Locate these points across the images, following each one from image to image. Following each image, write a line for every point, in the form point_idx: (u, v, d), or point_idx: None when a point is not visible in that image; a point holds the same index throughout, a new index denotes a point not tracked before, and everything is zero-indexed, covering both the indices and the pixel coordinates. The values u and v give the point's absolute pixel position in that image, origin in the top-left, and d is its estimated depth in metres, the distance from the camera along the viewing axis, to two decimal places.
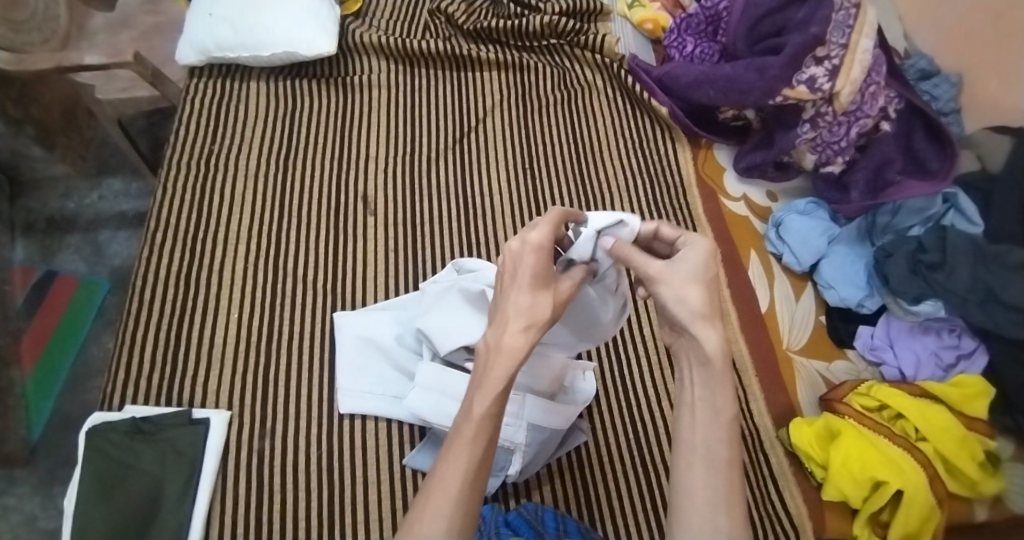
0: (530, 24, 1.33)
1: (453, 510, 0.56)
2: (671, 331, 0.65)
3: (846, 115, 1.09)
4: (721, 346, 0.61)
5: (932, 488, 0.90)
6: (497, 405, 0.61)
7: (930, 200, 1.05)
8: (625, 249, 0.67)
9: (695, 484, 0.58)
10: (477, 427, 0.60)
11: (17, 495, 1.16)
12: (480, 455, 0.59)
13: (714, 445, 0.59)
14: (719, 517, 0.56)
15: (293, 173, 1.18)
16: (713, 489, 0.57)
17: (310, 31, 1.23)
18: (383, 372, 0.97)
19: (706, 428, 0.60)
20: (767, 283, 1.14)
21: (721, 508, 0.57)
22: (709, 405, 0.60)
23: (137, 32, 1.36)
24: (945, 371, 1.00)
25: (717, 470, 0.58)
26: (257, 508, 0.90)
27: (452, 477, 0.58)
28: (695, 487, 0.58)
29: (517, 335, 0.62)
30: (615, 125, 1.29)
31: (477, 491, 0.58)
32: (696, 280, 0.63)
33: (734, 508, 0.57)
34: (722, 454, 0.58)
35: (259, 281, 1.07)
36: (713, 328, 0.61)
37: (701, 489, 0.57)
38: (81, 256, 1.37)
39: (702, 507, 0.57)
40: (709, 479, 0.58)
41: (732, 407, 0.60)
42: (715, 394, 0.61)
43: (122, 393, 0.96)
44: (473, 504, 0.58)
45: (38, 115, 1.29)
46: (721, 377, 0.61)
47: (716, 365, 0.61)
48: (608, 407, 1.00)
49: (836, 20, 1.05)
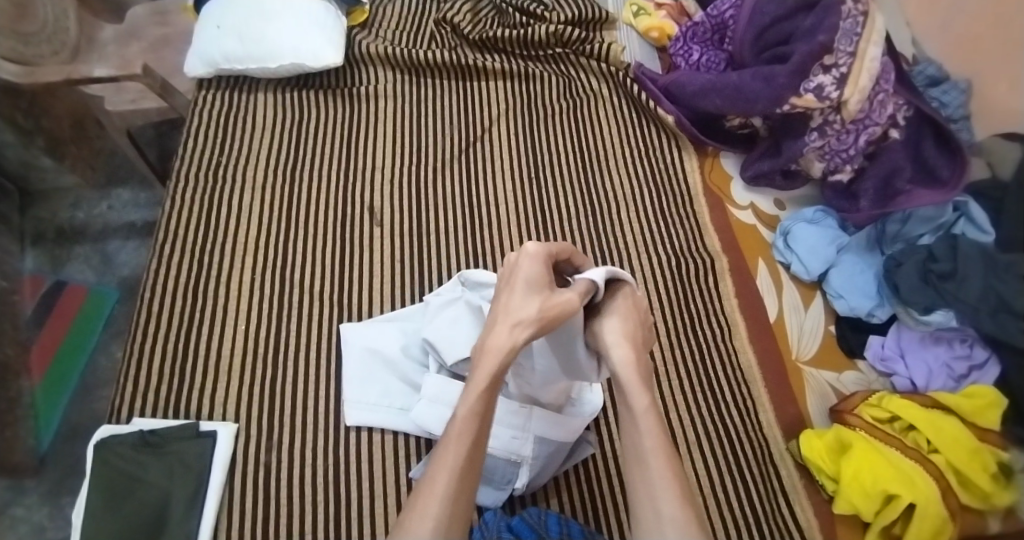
0: (536, 33, 1.33)
1: (442, 506, 0.60)
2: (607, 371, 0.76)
3: (855, 122, 1.08)
4: (625, 353, 0.70)
5: (946, 501, 0.88)
6: (482, 402, 0.65)
7: (941, 208, 1.04)
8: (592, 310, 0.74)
9: (636, 479, 0.65)
10: (465, 424, 0.64)
11: (25, 504, 1.16)
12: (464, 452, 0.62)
13: (640, 439, 0.67)
14: (659, 501, 0.63)
15: (299, 184, 1.18)
16: (650, 479, 0.64)
17: (317, 42, 1.23)
18: (388, 383, 0.97)
19: (631, 428, 0.68)
20: (776, 294, 1.13)
21: (658, 492, 0.63)
22: (627, 406, 0.69)
23: (146, 44, 1.36)
24: (957, 381, 0.99)
25: (647, 459, 0.65)
26: (264, 521, 0.89)
27: (442, 475, 0.61)
28: (636, 483, 0.65)
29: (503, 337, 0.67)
30: (621, 134, 1.29)
31: (466, 489, 0.62)
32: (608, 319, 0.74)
33: (669, 486, 0.63)
34: (647, 444, 0.66)
35: (266, 292, 1.07)
36: (617, 344, 0.71)
37: (642, 482, 0.65)
38: (90, 267, 1.38)
39: (644, 500, 0.64)
40: (643, 470, 0.65)
41: (646, 403, 0.68)
42: (628, 395, 0.69)
43: (129, 405, 0.96)
44: (461, 500, 0.61)
45: (47, 126, 1.30)
46: (632, 381, 0.69)
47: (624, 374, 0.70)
48: (616, 420, 0.99)
49: (844, 28, 1.04)
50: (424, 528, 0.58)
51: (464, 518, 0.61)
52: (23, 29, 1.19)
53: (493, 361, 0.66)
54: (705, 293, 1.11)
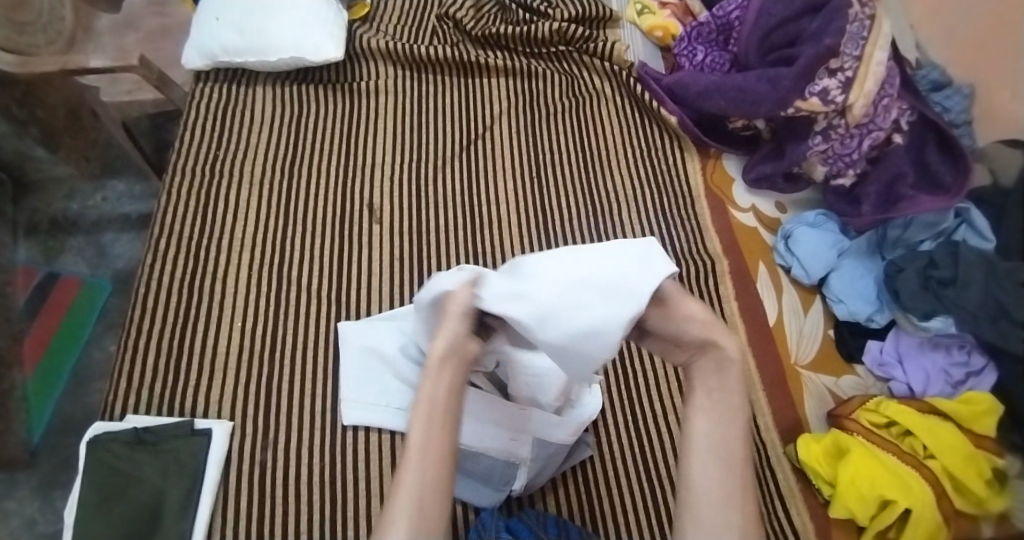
0: (539, 31, 1.32)
1: (416, 492, 0.56)
2: (676, 351, 0.64)
3: (859, 127, 1.08)
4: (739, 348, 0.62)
5: (940, 507, 0.89)
6: (433, 386, 0.60)
7: (941, 214, 1.04)
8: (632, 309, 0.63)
9: (709, 480, 0.57)
10: (424, 407, 0.59)
11: (17, 498, 1.15)
12: (428, 434, 0.58)
13: (730, 441, 0.59)
14: (731, 508, 0.57)
15: (298, 179, 1.17)
16: (727, 485, 0.57)
17: (318, 36, 1.22)
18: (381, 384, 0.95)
19: (719, 425, 0.60)
20: (776, 297, 1.13)
21: (732, 500, 0.57)
22: (721, 401, 0.61)
23: (143, 34, 1.35)
24: (955, 387, 0.98)
25: (731, 468, 0.58)
26: (258, 521, 0.89)
27: (410, 461, 0.57)
28: (708, 482, 0.57)
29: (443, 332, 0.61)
30: (622, 134, 1.28)
31: (436, 471, 0.57)
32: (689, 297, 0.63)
33: (746, 502, 0.57)
34: (735, 450, 0.58)
35: (263, 290, 1.06)
36: (727, 336, 0.62)
37: (716, 483, 0.57)
38: (84, 259, 1.36)
39: (714, 504, 0.57)
40: (722, 474, 0.57)
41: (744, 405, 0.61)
42: (729, 392, 0.61)
43: (123, 402, 0.95)
44: (436, 484, 0.57)
45: (42, 116, 1.28)
46: (737, 378, 0.61)
47: (731, 368, 0.61)
48: (615, 421, 0.99)
49: (850, 32, 1.03)
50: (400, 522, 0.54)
51: (440, 502, 0.57)
52: (18, 18, 1.17)
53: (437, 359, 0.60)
54: (705, 296, 1.11)
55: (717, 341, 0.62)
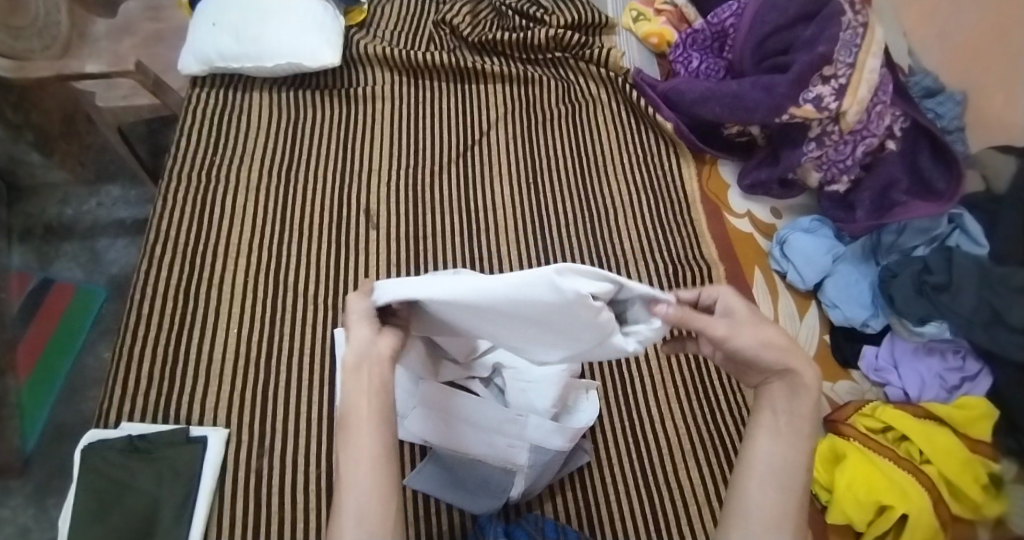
0: (535, 37, 1.33)
1: (357, 499, 0.54)
2: (751, 373, 0.65)
3: (852, 133, 1.08)
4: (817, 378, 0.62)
5: (938, 512, 0.89)
6: (356, 389, 0.57)
7: (935, 220, 1.05)
8: (682, 313, 0.59)
9: (766, 500, 0.60)
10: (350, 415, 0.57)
11: (10, 506, 1.14)
12: (366, 441, 0.56)
13: (793, 466, 0.61)
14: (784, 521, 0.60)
15: (294, 184, 1.17)
16: (784, 500, 0.60)
17: (315, 41, 1.22)
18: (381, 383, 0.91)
19: (782, 442, 0.62)
20: (772, 301, 1.13)
21: (786, 520, 0.60)
22: (791, 428, 0.62)
23: (139, 38, 1.35)
24: (950, 392, 0.99)
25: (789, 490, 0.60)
26: (255, 527, 0.89)
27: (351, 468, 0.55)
28: (762, 501, 0.60)
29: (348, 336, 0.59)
30: (618, 140, 1.28)
31: (379, 475, 0.55)
32: (763, 321, 0.63)
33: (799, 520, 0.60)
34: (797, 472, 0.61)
35: (259, 295, 1.06)
36: (807, 366, 0.62)
37: (770, 502, 0.60)
38: (78, 265, 1.36)
39: (768, 518, 0.60)
40: (778, 495, 0.60)
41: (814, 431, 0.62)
42: (801, 422, 0.62)
43: (118, 409, 0.95)
44: (377, 487, 0.55)
45: (37, 121, 1.28)
46: (807, 400, 0.62)
47: (808, 389, 0.62)
48: (612, 426, 0.99)
49: (844, 39, 1.04)
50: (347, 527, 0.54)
51: (386, 501, 0.55)
52: (13, 23, 1.16)
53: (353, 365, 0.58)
54: None
55: (794, 367, 0.62)
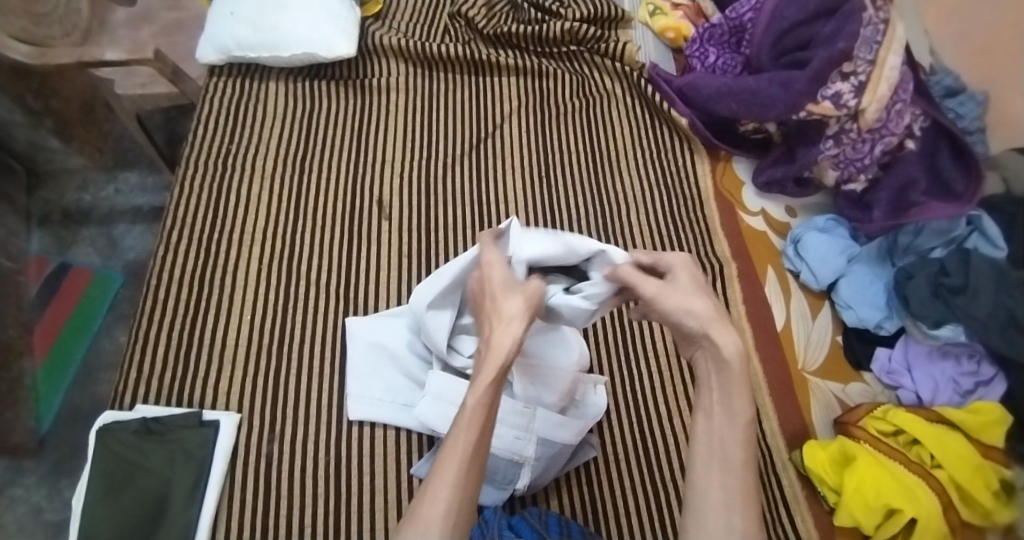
0: (551, 30, 1.32)
1: (452, 497, 0.60)
2: (685, 345, 0.67)
3: (871, 131, 1.07)
4: (738, 350, 0.62)
5: (946, 517, 0.88)
6: (493, 392, 0.63)
7: (954, 222, 1.02)
8: (627, 273, 0.67)
9: (712, 483, 0.60)
10: (474, 413, 0.62)
11: (24, 484, 1.16)
12: (473, 442, 0.61)
13: (730, 447, 0.61)
14: (731, 511, 0.59)
15: (309, 174, 1.18)
16: (727, 489, 0.60)
17: (331, 32, 1.22)
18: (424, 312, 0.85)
19: (722, 429, 0.61)
20: (784, 300, 1.13)
21: (734, 507, 0.59)
22: (725, 406, 0.62)
23: (158, 27, 1.36)
24: (963, 397, 0.97)
25: (732, 472, 0.60)
26: (263, 512, 0.89)
27: (452, 464, 0.61)
28: (711, 489, 0.60)
29: (507, 329, 0.64)
30: (633, 134, 1.28)
31: (475, 476, 0.61)
32: (695, 292, 0.66)
33: (748, 507, 0.59)
34: (736, 454, 0.60)
35: (272, 283, 1.06)
36: (726, 333, 0.63)
37: (718, 488, 0.60)
38: (96, 250, 1.37)
39: (718, 506, 0.59)
40: (724, 479, 0.60)
41: (748, 408, 0.62)
42: (732, 397, 0.62)
43: (133, 391, 0.96)
44: (469, 495, 0.61)
45: (56, 107, 1.30)
46: (738, 379, 0.62)
47: (732, 368, 0.62)
48: (620, 422, 0.99)
49: (863, 35, 1.02)
50: (434, 519, 0.59)
51: (471, 508, 0.61)
52: (36, 10, 1.18)
53: (499, 358, 0.62)
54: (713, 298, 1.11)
55: (715, 338, 0.63)
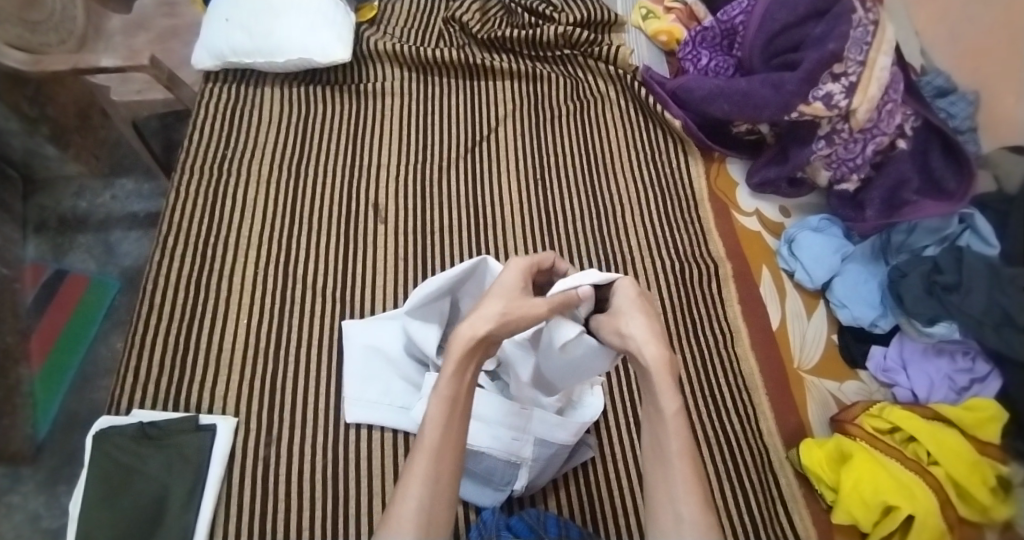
0: (545, 34, 1.33)
1: (421, 492, 0.61)
2: None
3: (863, 131, 1.08)
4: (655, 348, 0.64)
5: (944, 514, 0.88)
6: (455, 385, 0.65)
7: (946, 220, 1.03)
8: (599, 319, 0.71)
9: (658, 478, 0.62)
10: (439, 408, 0.64)
11: (21, 493, 1.15)
12: (440, 433, 0.63)
13: (664, 442, 0.63)
14: (677, 501, 0.61)
15: (304, 179, 1.18)
16: (671, 481, 0.61)
17: (326, 38, 1.23)
18: (413, 321, 0.88)
19: (658, 425, 0.63)
20: (779, 300, 1.14)
21: (679, 497, 0.61)
22: (654, 405, 0.64)
23: (154, 34, 1.37)
24: (958, 394, 0.98)
25: (671, 464, 0.62)
26: (261, 516, 0.89)
27: (420, 459, 0.63)
28: (656, 483, 0.62)
29: (468, 329, 0.65)
30: (626, 136, 1.28)
31: (447, 468, 0.63)
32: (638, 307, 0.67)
33: (693, 494, 0.61)
34: (673, 446, 0.62)
35: (269, 287, 1.06)
36: (646, 336, 0.65)
37: (662, 481, 0.62)
38: (92, 257, 1.37)
39: (663, 499, 0.61)
40: (665, 472, 0.62)
41: (676, 401, 0.63)
42: (656, 395, 0.63)
43: (130, 397, 0.96)
44: (442, 486, 0.63)
45: (52, 114, 1.30)
46: (660, 378, 0.63)
47: (652, 367, 0.63)
48: (616, 422, 0.99)
49: (853, 36, 1.03)
50: (405, 515, 0.61)
51: (447, 501, 0.63)
52: (31, 17, 1.18)
53: (461, 347, 0.64)
54: (708, 298, 1.11)
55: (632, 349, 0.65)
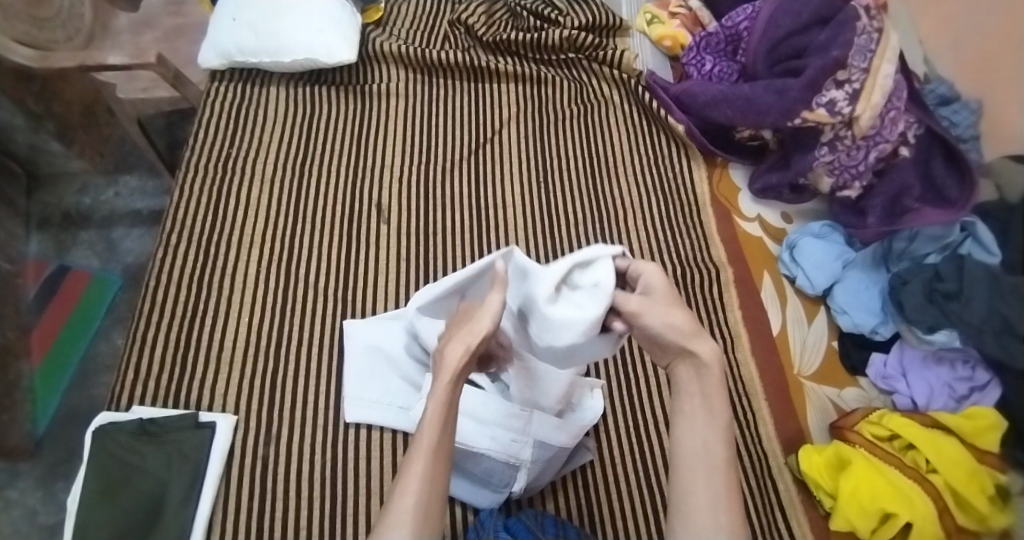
0: (550, 38, 1.34)
1: (419, 491, 0.62)
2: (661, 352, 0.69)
3: (866, 139, 1.08)
4: (714, 352, 0.66)
5: (942, 523, 0.88)
6: (451, 389, 0.66)
7: (947, 228, 1.02)
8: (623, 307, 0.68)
9: (698, 484, 0.63)
10: (436, 410, 0.65)
11: (19, 488, 1.16)
12: (437, 434, 0.64)
13: (714, 448, 0.64)
14: (720, 510, 0.62)
15: (307, 179, 1.18)
16: (713, 488, 0.63)
17: (332, 38, 1.23)
18: (422, 319, 0.86)
19: (704, 431, 0.65)
20: (779, 305, 1.14)
21: (721, 506, 0.62)
22: (706, 411, 0.66)
23: (161, 33, 1.38)
24: (958, 402, 0.98)
25: (716, 471, 0.63)
26: (258, 514, 0.90)
27: (419, 459, 0.63)
28: (696, 489, 0.63)
29: (463, 342, 0.67)
30: (629, 140, 1.29)
31: (443, 469, 0.64)
32: (674, 303, 0.68)
33: (733, 504, 0.62)
34: (719, 454, 0.64)
35: (271, 285, 1.07)
36: (702, 340, 0.66)
37: (702, 488, 0.63)
38: (95, 253, 1.38)
39: (704, 506, 0.62)
40: (708, 477, 0.63)
41: (726, 410, 0.66)
42: (712, 401, 0.66)
43: (130, 393, 0.96)
44: (438, 486, 0.63)
45: (57, 111, 1.30)
46: (716, 384, 0.66)
47: (712, 371, 0.66)
48: (615, 426, 0.99)
49: (858, 44, 1.03)
50: (404, 513, 0.61)
51: (440, 502, 0.63)
52: (40, 14, 1.18)
53: (458, 353, 0.66)
54: (710, 302, 1.12)
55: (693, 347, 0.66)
